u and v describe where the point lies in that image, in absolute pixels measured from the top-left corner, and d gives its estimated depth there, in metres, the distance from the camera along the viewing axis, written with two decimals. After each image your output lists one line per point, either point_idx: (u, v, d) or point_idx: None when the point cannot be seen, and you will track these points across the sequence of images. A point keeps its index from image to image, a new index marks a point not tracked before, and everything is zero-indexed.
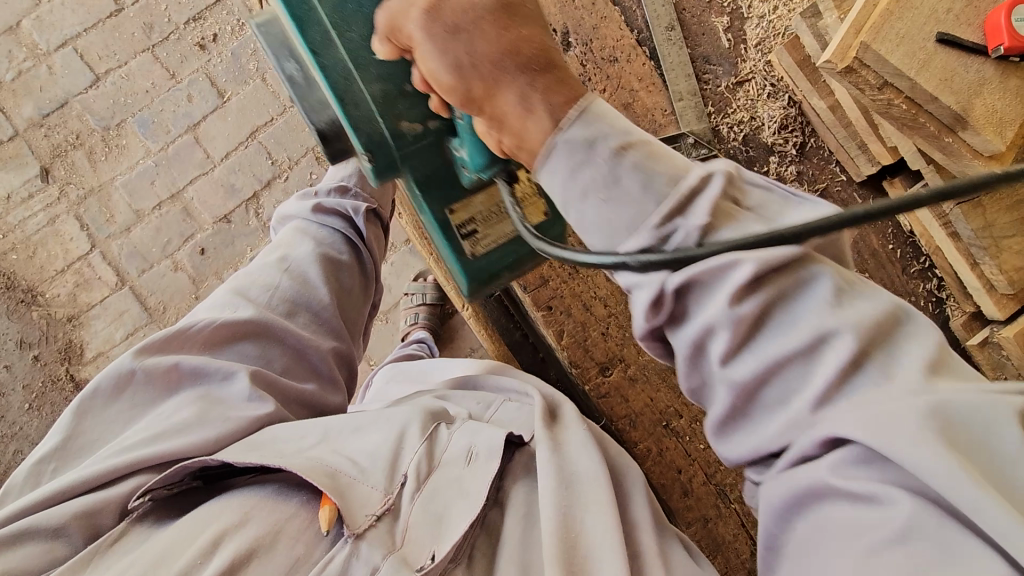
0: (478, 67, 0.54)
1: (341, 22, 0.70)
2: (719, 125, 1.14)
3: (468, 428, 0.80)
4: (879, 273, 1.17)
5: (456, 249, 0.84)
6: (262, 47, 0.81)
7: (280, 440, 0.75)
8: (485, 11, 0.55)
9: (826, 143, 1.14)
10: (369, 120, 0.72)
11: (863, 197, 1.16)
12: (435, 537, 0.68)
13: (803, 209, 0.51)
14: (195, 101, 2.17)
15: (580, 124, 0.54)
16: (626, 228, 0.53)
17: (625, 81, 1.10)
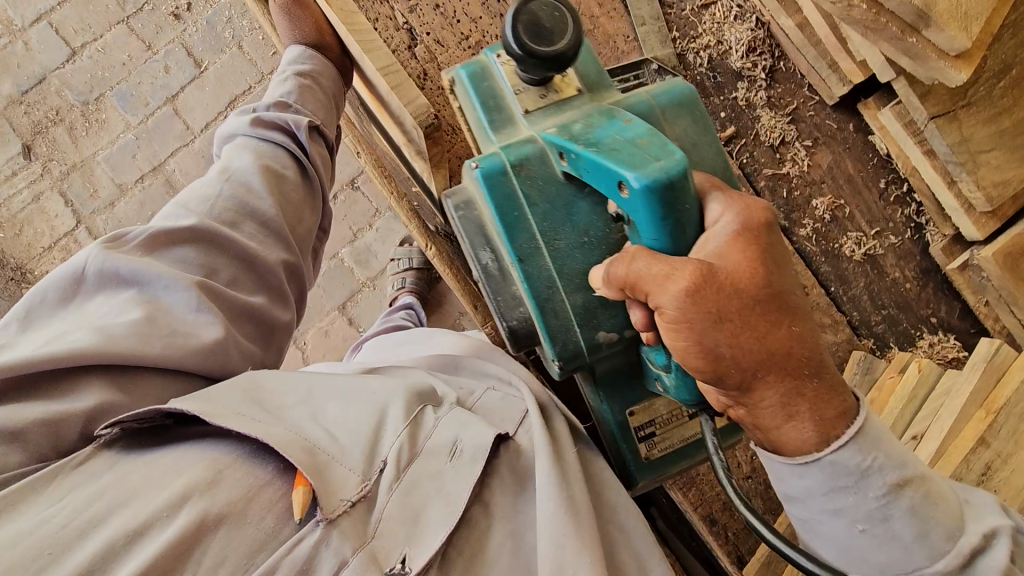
0: (740, 364, 0.57)
1: (549, 230, 0.74)
2: (684, 51, 1.11)
3: (456, 421, 0.81)
4: (855, 201, 1.12)
5: (632, 450, 0.85)
6: (460, 234, 0.80)
7: (264, 399, 0.76)
8: (753, 302, 0.57)
9: (797, 66, 1.11)
10: (566, 329, 0.75)
11: (838, 120, 1.12)
12: (410, 538, 0.71)
13: (923, 529, 0.57)
14: (172, 72, 2.16)
15: (854, 447, 0.58)
16: (828, 487, 0.59)
17: (585, 8, 1.07)
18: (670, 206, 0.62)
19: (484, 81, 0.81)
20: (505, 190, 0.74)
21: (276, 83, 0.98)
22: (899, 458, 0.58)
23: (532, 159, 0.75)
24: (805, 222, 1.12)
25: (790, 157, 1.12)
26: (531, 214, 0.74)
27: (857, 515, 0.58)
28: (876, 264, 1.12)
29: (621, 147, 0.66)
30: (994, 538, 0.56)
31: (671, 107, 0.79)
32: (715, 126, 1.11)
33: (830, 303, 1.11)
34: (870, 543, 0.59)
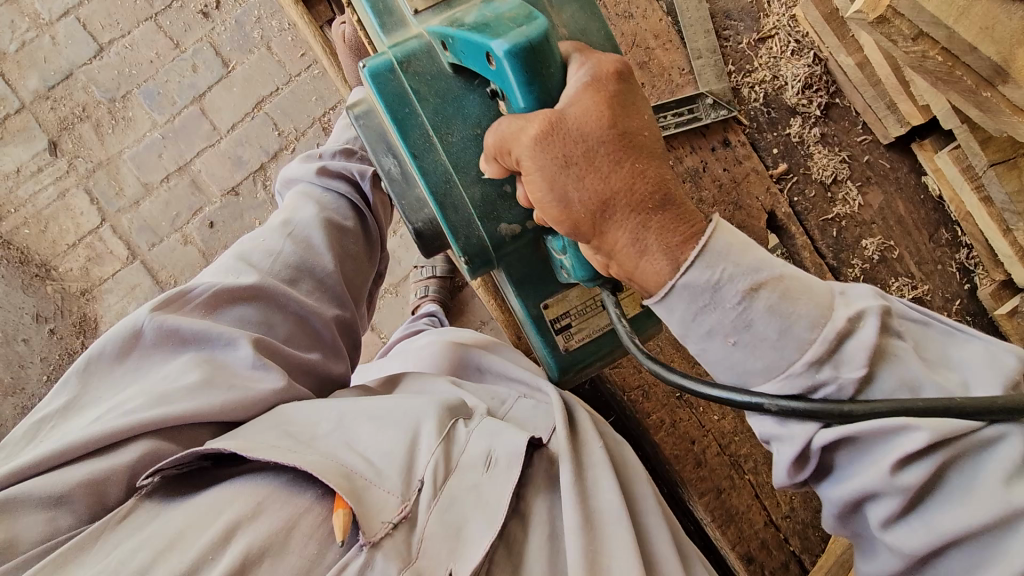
0: (587, 206, 0.56)
1: (441, 125, 0.70)
2: (739, 84, 1.09)
3: (489, 428, 0.77)
4: (904, 242, 1.11)
5: (551, 344, 0.83)
6: (364, 142, 0.81)
7: (296, 429, 0.73)
8: (599, 143, 0.56)
9: (853, 104, 1.09)
10: (468, 225, 0.72)
11: (892, 161, 1.11)
12: (454, 553, 0.68)
13: (785, 325, 0.55)
14: (200, 71, 2.14)
15: (701, 265, 0.56)
16: (697, 304, 0.57)
17: (642, 39, 1.05)
18: (532, 68, 0.57)
19: None
20: (394, 88, 0.71)
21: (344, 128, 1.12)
22: (751, 264, 0.56)
23: (418, 54, 0.70)
24: (856, 261, 1.10)
25: (841, 196, 1.10)
26: (421, 110, 0.70)
27: (726, 328, 0.57)
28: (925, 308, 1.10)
29: (484, 19, 0.61)
30: (861, 319, 0.55)
31: None
32: (767, 162, 1.10)
33: None
34: (744, 357, 0.57)
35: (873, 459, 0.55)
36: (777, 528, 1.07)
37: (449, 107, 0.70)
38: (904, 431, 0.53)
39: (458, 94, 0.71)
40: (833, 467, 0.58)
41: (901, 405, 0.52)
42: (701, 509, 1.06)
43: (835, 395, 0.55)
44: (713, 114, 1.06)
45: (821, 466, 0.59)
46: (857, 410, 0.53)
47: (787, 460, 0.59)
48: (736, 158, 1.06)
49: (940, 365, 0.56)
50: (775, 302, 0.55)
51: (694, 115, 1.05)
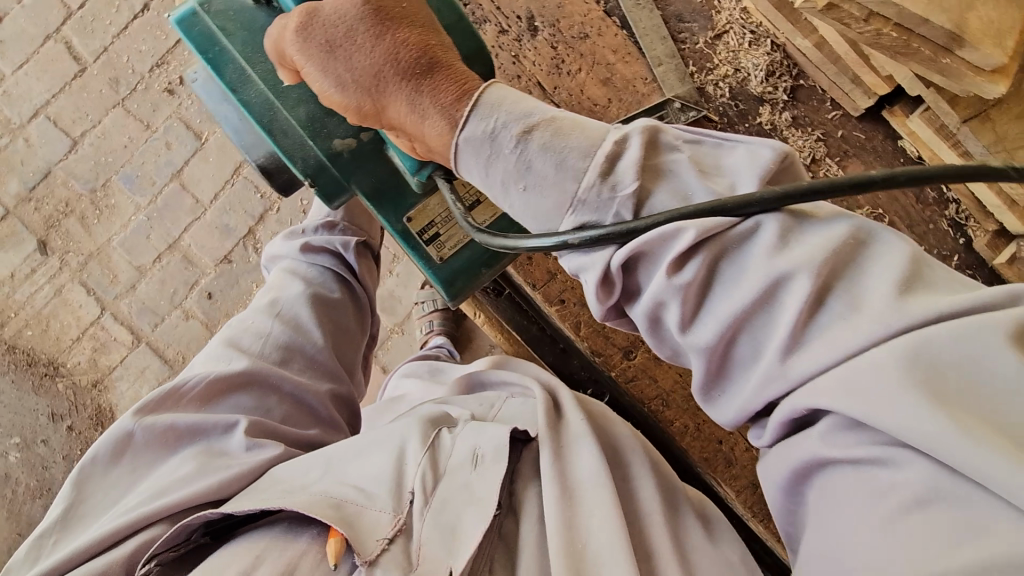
0: (361, 81, 0.61)
1: (252, 54, 0.74)
2: (703, 82, 1.10)
3: (472, 430, 0.74)
4: (893, 209, 1.13)
5: (423, 255, 0.85)
6: (200, 96, 0.86)
7: (286, 483, 0.71)
8: (358, 22, 0.61)
9: (818, 83, 1.10)
10: (301, 146, 0.77)
11: (865, 131, 1.12)
12: (451, 552, 0.63)
13: (558, 158, 0.56)
14: (174, 148, 2.16)
15: (476, 119, 0.58)
16: (481, 155, 0.58)
17: (600, 56, 1.07)
18: None
19: None
20: (200, 27, 0.75)
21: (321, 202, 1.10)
22: (521, 110, 0.58)
23: None
24: None
25: (823, 174, 1.10)
26: (229, 44, 0.74)
27: (514, 175, 0.57)
28: None
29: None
30: (628, 140, 0.55)
31: None
32: None
33: None
34: (537, 200, 0.57)
35: (659, 267, 0.54)
36: None
37: (258, 36, 0.74)
38: (678, 233, 0.51)
39: (263, 23, 0.74)
40: (639, 291, 0.57)
41: (674, 212, 0.52)
42: (740, 506, 1.06)
43: (621, 217, 0.55)
44: (684, 117, 1.06)
45: (631, 293, 0.58)
46: (638, 225, 0.52)
47: (596, 292, 0.57)
48: None
49: (714, 174, 0.55)
50: (541, 137, 0.56)
51: (664, 121, 1.06)
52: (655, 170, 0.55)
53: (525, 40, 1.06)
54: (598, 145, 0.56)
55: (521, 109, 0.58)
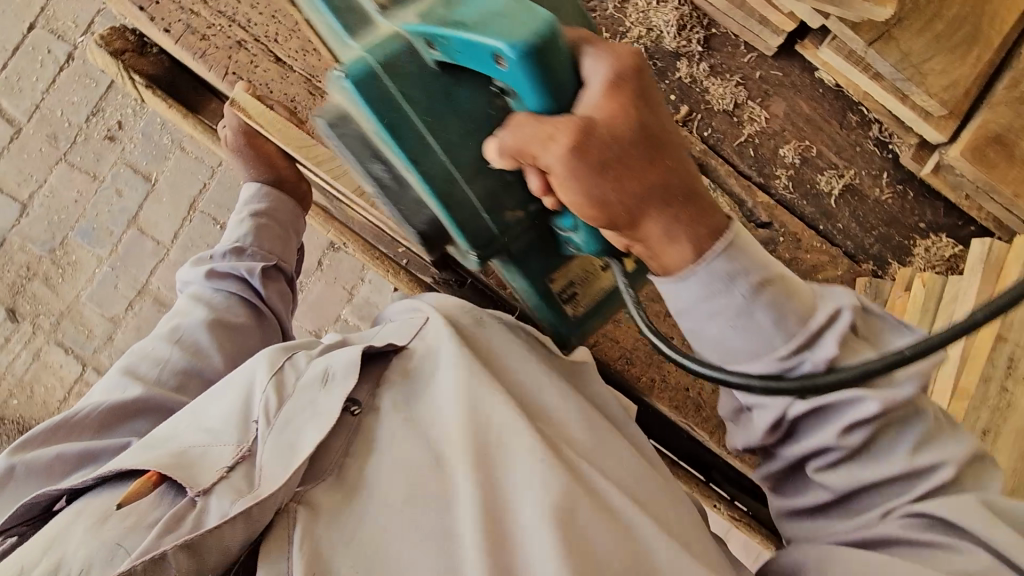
0: (620, 203, 0.65)
1: (433, 124, 0.71)
2: (619, 46, 1.12)
3: (326, 356, 0.86)
4: (819, 137, 1.16)
5: (560, 313, 0.92)
6: (347, 152, 0.80)
7: (156, 438, 0.82)
8: (627, 137, 0.64)
9: (729, 29, 1.13)
10: (475, 219, 0.78)
11: (782, 69, 1.16)
12: (290, 461, 0.73)
13: (778, 299, 0.66)
14: (125, 194, 2.15)
15: (724, 257, 0.66)
16: (710, 292, 0.66)
17: None
18: (546, 66, 0.63)
19: None
20: (379, 93, 0.69)
21: (234, 226, 1.04)
22: (757, 265, 0.66)
23: (403, 56, 0.69)
24: (780, 170, 1.15)
25: (748, 116, 1.14)
26: (411, 109, 0.70)
27: (728, 312, 0.66)
28: (854, 190, 1.17)
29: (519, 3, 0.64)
30: (837, 314, 0.66)
31: None
32: (669, 110, 1.13)
33: (823, 242, 1.16)
34: (733, 337, 0.67)
35: (826, 425, 0.67)
36: None
37: (444, 108, 0.71)
38: (858, 401, 0.64)
39: (450, 91, 0.71)
40: (799, 432, 0.69)
41: (864, 367, 0.61)
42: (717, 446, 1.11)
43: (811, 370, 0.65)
44: None
45: (789, 428, 0.69)
46: (824, 381, 0.63)
47: (763, 427, 0.70)
48: None
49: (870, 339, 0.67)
50: (733, 258, 0.66)
51: None
52: (821, 335, 0.66)
53: None
54: (812, 329, 0.66)
55: (737, 264, 0.66)
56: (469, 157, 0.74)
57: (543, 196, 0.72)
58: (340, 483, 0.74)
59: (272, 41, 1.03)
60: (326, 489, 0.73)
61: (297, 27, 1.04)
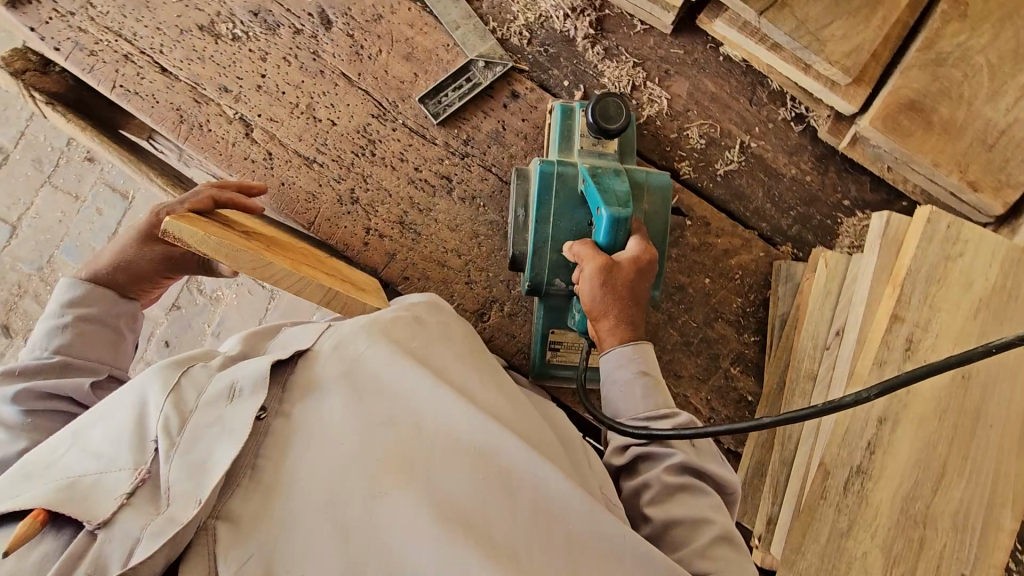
0: (603, 305, 0.84)
1: (562, 214, 0.92)
2: (506, 37, 1.09)
3: (233, 364, 0.71)
4: (726, 117, 1.10)
5: (541, 355, 1.01)
6: (512, 189, 0.99)
7: (31, 465, 0.66)
8: (627, 280, 0.83)
9: (623, 9, 1.09)
10: (544, 270, 0.93)
11: (683, 47, 1.11)
12: (201, 486, 0.61)
13: (654, 392, 0.83)
14: (105, 212, 2.24)
15: (635, 348, 0.84)
16: (617, 390, 0.84)
17: (398, 33, 1.08)
18: (625, 224, 0.84)
19: (570, 118, 0.99)
20: (549, 180, 0.92)
21: (49, 335, 0.89)
22: (651, 363, 0.84)
23: (572, 171, 0.93)
24: (685, 153, 1.09)
25: (647, 98, 1.09)
26: (554, 201, 0.92)
27: (625, 385, 0.83)
28: (768, 169, 1.10)
29: (626, 193, 0.87)
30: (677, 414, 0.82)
31: (589, 154, 0.96)
32: (564, 96, 1.10)
33: (736, 225, 1.09)
34: (627, 410, 0.83)
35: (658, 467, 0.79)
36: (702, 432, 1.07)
37: (575, 212, 0.92)
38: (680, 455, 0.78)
39: (573, 208, 0.92)
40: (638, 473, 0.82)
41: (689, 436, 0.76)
42: None
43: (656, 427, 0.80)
44: (490, 74, 1.08)
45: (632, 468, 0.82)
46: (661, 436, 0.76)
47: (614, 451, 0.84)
48: (530, 106, 1.08)
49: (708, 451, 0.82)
50: (634, 357, 0.83)
51: (472, 82, 1.08)
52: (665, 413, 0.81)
53: (321, 35, 1.07)
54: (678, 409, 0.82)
55: (630, 356, 0.83)
56: (555, 234, 0.92)
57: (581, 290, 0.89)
58: (255, 490, 0.63)
59: (159, 53, 1.06)
60: (244, 499, 0.63)
61: (181, 38, 1.06)
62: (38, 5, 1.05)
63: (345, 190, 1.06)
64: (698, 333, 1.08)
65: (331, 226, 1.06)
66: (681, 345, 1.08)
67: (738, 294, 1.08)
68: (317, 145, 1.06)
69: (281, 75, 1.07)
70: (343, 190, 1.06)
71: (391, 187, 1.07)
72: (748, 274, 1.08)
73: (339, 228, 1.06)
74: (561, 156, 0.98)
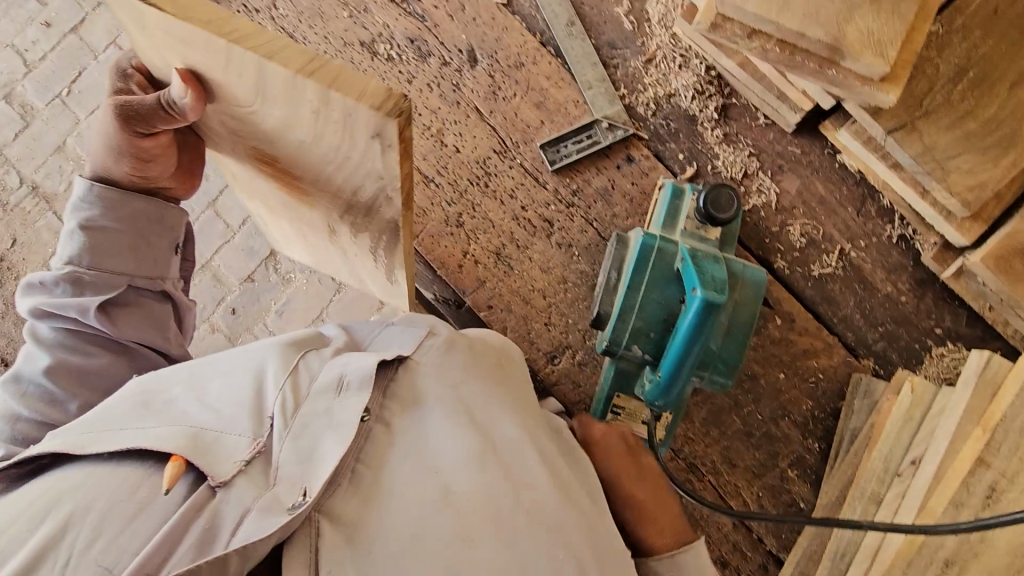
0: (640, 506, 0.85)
1: (653, 287, 0.94)
2: (632, 105, 1.16)
3: (342, 357, 0.75)
4: (831, 222, 1.12)
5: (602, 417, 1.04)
6: (608, 252, 1.03)
7: (153, 401, 0.71)
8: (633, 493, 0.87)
9: (749, 101, 1.13)
10: (625, 334, 0.96)
11: (800, 147, 1.13)
12: (307, 474, 0.66)
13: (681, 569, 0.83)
14: (212, 179, 2.40)
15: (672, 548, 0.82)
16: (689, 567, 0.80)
17: (535, 82, 1.16)
18: (713, 316, 0.84)
19: (677, 199, 1.02)
20: (645, 253, 0.95)
21: (64, 240, 0.88)
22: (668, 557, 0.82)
23: (669, 248, 0.95)
24: (782, 248, 1.11)
25: (756, 188, 1.13)
26: (647, 272, 0.95)
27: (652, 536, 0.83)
28: (863, 281, 1.10)
29: (723, 279, 0.87)
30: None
31: (688, 236, 0.98)
32: (675, 170, 1.14)
33: (820, 327, 1.09)
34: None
35: None
36: (748, 528, 1.05)
37: (666, 287, 0.94)
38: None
39: (665, 283, 0.94)
40: None
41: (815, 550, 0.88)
42: None
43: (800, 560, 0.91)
44: (612, 136, 1.13)
45: None
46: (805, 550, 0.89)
47: None
48: (642, 172, 1.13)
49: None
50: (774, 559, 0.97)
51: (593, 140, 1.14)
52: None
53: (465, 71, 1.16)
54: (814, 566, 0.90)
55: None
56: (639, 303, 0.95)
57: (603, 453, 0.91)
58: (358, 492, 0.66)
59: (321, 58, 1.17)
60: (347, 498, 0.66)
61: (343, 49, 1.18)
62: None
63: (454, 213, 1.13)
64: (762, 426, 1.07)
65: (433, 242, 1.12)
66: (742, 434, 1.08)
67: (809, 397, 1.07)
68: (438, 167, 1.14)
69: (421, 98, 1.16)
70: (452, 212, 1.13)
71: (496, 219, 1.12)
72: (824, 379, 1.07)
73: (440, 245, 1.12)
74: (663, 231, 1.01)
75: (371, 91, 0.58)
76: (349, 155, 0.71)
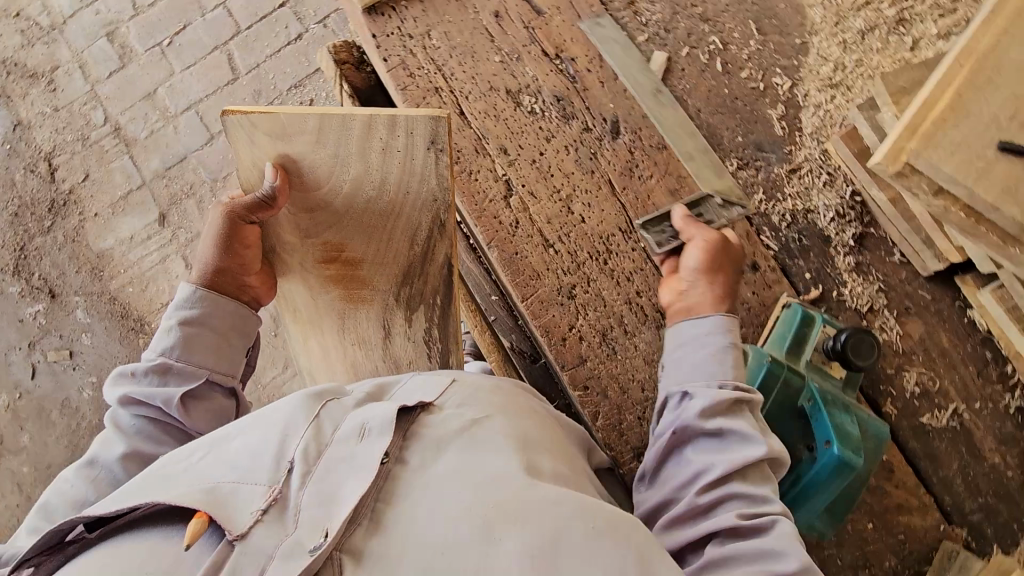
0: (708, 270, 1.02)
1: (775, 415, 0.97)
2: (767, 212, 1.12)
3: (362, 410, 0.78)
4: (949, 377, 1.07)
5: None
6: None
7: (173, 470, 0.74)
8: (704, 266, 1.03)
9: (889, 235, 1.09)
10: None
11: (932, 293, 1.08)
12: (329, 513, 0.65)
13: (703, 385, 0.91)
14: None
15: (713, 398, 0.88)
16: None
17: (674, 168, 1.13)
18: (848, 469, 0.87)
19: (805, 326, 1.00)
20: (772, 381, 0.97)
21: (161, 336, 0.98)
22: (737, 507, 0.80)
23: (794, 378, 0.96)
24: (894, 394, 1.07)
25: (878, 325, 1.08)
26: (770, 400, 0.97)
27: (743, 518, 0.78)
28: (972, 445, 1.06)
29: (858, 436, 0.89)
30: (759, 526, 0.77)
31: (812, 371, 0.99)
32: (799, 288, 1.11)
33: (919, 484, 1.05)
34: None
35: None
36: None
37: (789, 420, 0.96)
38: None
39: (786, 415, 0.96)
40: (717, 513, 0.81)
41: None
42: None
43: None
44: (742, 240, 1.11)
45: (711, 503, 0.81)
46: None
47: None
48: (765, 283, 1.09)
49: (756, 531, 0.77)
50: None
51: None
52: None
53: (606, 141, 1.14)
54: None
55: None
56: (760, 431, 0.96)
57: (695, 237, 1.03)
58: (379, 529, 0.65)
59: (464, 99, 1.15)
60: (367, 535, 0.64)
61: (487, 93, 1.15)
62: (387, 19, 1.18)
63: (567, 283, 1.10)
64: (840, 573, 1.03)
65: (540, 308, 1.09)
66: None
67: (895, 554, 1.03)
68: (560, 233, 1.11)
69: (556, 159, 1.13)
70: (565, 282, 1.10)
71: (608, 299, 1.10)
72: (914, 538, 1.03)
73: (547, 313, 1.09)
74: (786, 359, 0.99)
75: (423, 116, 0.93)
76: (407, 189, 1.02)
